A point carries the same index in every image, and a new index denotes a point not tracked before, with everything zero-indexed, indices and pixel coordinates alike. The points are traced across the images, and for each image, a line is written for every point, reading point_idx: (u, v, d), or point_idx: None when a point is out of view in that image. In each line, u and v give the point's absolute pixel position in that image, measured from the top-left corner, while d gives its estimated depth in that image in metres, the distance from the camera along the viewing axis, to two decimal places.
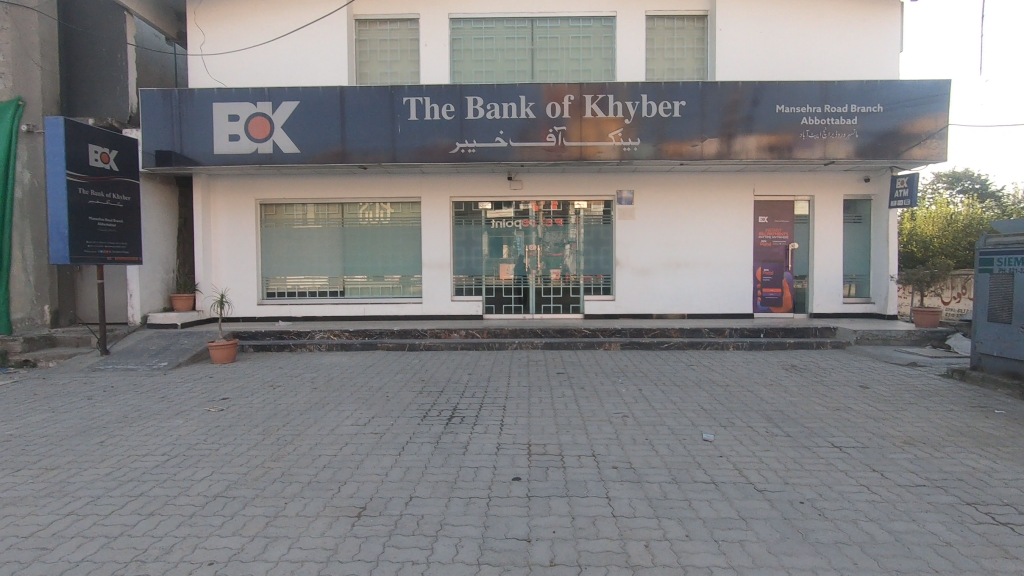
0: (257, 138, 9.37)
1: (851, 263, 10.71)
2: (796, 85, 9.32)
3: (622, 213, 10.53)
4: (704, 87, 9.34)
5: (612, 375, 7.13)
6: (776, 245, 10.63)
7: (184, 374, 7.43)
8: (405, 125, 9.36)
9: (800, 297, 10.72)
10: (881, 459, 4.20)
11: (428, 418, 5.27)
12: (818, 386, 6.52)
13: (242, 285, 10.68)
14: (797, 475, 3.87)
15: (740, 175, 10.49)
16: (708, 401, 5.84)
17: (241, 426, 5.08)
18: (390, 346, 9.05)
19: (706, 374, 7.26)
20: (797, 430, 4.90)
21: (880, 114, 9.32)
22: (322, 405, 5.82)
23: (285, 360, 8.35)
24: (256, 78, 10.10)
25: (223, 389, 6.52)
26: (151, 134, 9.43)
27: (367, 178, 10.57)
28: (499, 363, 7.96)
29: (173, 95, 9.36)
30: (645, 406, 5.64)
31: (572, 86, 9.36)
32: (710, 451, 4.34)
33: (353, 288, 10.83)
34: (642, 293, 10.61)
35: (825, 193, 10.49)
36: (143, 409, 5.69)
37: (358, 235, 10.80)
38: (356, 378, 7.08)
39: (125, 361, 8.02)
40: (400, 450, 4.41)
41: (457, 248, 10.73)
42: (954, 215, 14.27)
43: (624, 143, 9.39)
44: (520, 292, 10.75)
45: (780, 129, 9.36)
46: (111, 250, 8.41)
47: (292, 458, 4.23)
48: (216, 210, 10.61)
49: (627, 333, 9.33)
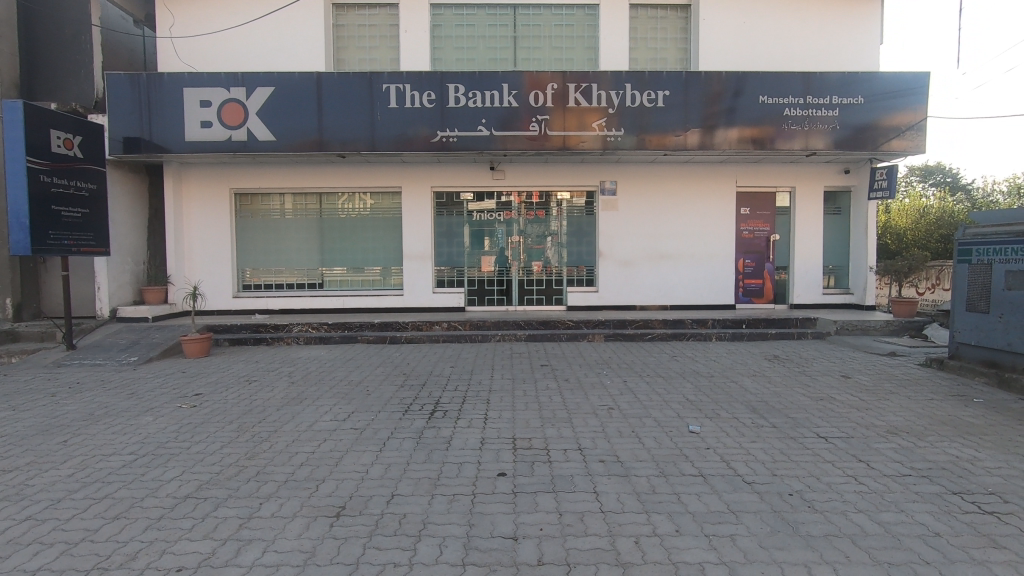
0: (230, 125, 9.06)
1: (831, 254, 10.80)
2: (778, 76, 9.31)
3: (605, 204, 10.46)
4: (688, 77, 9.28)
5: (596, 367, 7.06)
6: (757, 236, 10.68)
7: (155, 369, 7.16)
8: (384, 113, 9.13)
9: (781, 289, 10.79)
10: (866, 449, 4.19)
11: (410, 412, 5.13)
12: (801, 376, 6.54)
13: (217, 278, 10.36)
14: (785, 466, 3.84)
15: (722, 166, 10.49)
16: (693, 393, 5.80)
17: (214, 423, 4.89)
18: (370, 339, 8.88)
19: (690, 365, 7.24)
20: (782, 420, 4.88)
21: (861, 106, 9.36)
22: (299, 400, 5.64)
23: (262, 354, 8.11)
24: (229, 63, 9.76)
25: (195, 385, 6.29)
26: (118, 120, 9.04)
27: (345, 167, 10.31)
28: (482, 356, 7.84)
29: (141, 79, 8.99)
30: (631, 398, 5.58)
31: (555, 75, 9.22)
32: (697, 443, 4.29)
33: (331, 280, 10.59)
34: (625, 284, 10.57)
35: (806, 184, 10.55)
36: (110, 407, 5.45)
37: (337, 226, 10.55)
38: (335, 372, 6.91)
39: (93, 356, 7.70)
40: (381, 446, 4.27)
41: (438, 240, 10.55)
42: (927, 208, 14.52)
43: (608, 133, 9.30)
44: (502, 284, 10.63)
45: (762, 120, 9.35)
46: (76, 241, 8.06)
47: (268, 456, 4.07)
48: (188, 199, 10.27)
49: (611, 325, 9.28)
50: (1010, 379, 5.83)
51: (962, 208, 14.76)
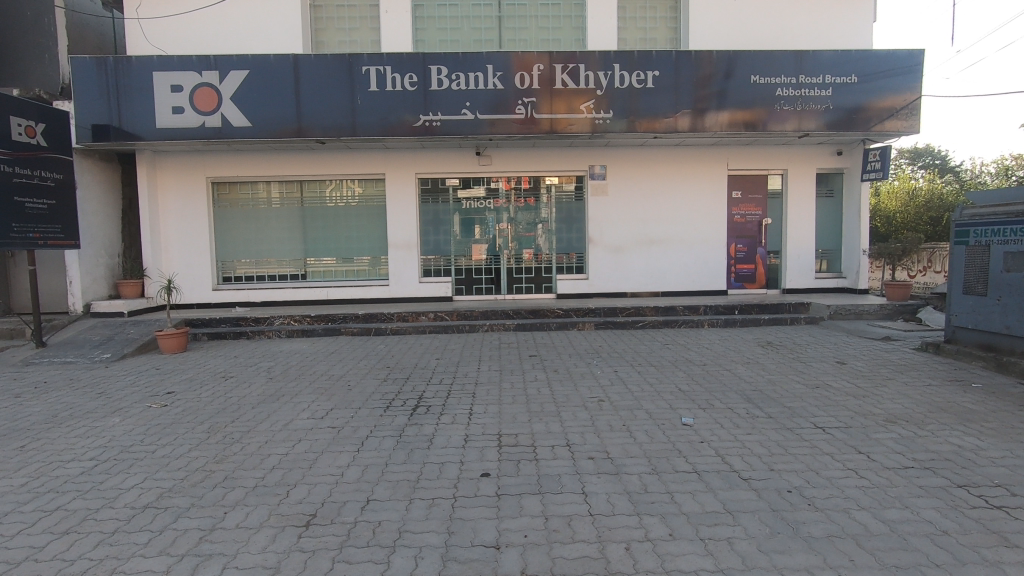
0: (204, 111, 8.70)
1: (823, 238, 10.66)
2: (770, 55, 9.06)
3: (595, 189, 10.21)
4: (678, 57, 9.01)
5: (586, 357, 6.87)
6: (749, 220, 10.50)
7: (128, 366, 6.87)
8: (365, 97, 8.79)
9: (773, 273, 10.64)
10: (866, 440, 4.02)
11: (392, 408, 4.91)
12: (796, 363, 6.38)
13: (195, 270, 10.04)
14: (782, 460, 3.66)
15: (714, 149, 10.26)
16: (686, 382, 5.62)
17: (185, 424, 4.64)
18: (354, 331, 8.64)
19: (682, 353, 7.07)
20: (778, 410, 4.71)
21: (855, 85, 9.15)
22: (277, 397, 5.39)
23: (241, 348, 7.83)
24: (201, 45, 9.35)
25: (168, 382, 6.02)
26: (84, 106, 8.64)
27: (326, 154, 9.98)
28: (469, 346, 7.63)
29: (108, 63, 8.58)
30: (622, 389, 5.39)
31: (541, 55, 8.91)
32: (691, 437, 4.10)
33: (315, 271, 10.31)
34: (616, 271, 10.36)
35: (798, 166, 10.35)
36: (76, 408, 5.18)
37: (319, 215, 10.24)
38: (316, 366, 6.66)
39: (63, 353, 7.39)
40: (358, 446, 4.05)
41: (424, 228, 10.27)
42: (916, 190, 14.44)
43: (596, 116, 9.03)
44: (491, 273, 10.39)
45: (754, 101, 9.12)
46: (42, 234, 7.72)
47: (238, 459, 3.83)
48: (163, 189, 9.90)
49: (602, 313, 9.08)
50: (1008, 363, 5.69)
51: (951, 189, 14.68)
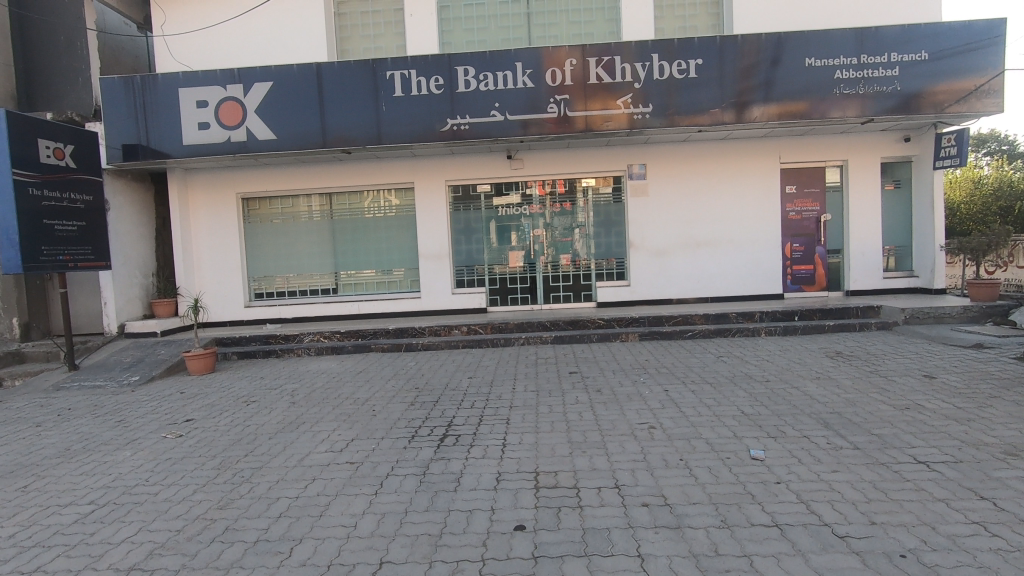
0: (229, 125, 8.53)
1: (891, 234, 9.69)
2: (827, 34, 8.25)
3: (634, 189, 9.57)
4: (722, 42, 8.31)
5: (632, 374, 6.24)
6: (806, 217, 9.64)
7: (154, 390, 6.66)
8: (390, 103, 8.45)
9: (834, 274, 9.74)
10: (986, 481, 3.29)
11: (418, 439, 4.44)
12: (875, 378, 5.59)
13: (227, 288, 9.91)
14: (884, 511, 2.98)
15: (764, 141, 9.47)
16: (749, 404, 4.93)
17: (196, 458, 4.28)
18: (385, 348, 8.26)
19: (741, 367, 6.35)
20: (865, 440, 3.99)
21: (925, 63, 8.24)
22: (297, 425, 5.00)
23: (269, 368, 7.56)
24: (228, 59, 9.23)
25: (189, 409, 5.74)
26: (113, 126, 8.60)
27: (354, 164, 9.70)
28: (504, 363, 7.12)
29: (136, 81, 8.54)
30: (675, 413, 4.76)
31: (573, 50, 8.38)
32: (764, 476, 3.45)
33: (346, 285, 10.02)
34: (660, 277, 9.67)
35: (860, 156, 9.44)
36: (92, 439, 4.92)
37: (349, 228, 9.96)
38: (342, 388, 6.27)
39: (93, 377, 7.27)
40: (378, 487, 3.58)
41: (456, 237, 9.84)
42: (981, 179, 13.16)
43: (634, 111, 8.41)
44: (527, 282, 9.87)
45: (811, 86, 8.30)
46: (72, 256, 7.67)
47: (242, 505, 3.41)
48: (194, 207, 9.82)
49: (646, 322, 8.41)
50: None
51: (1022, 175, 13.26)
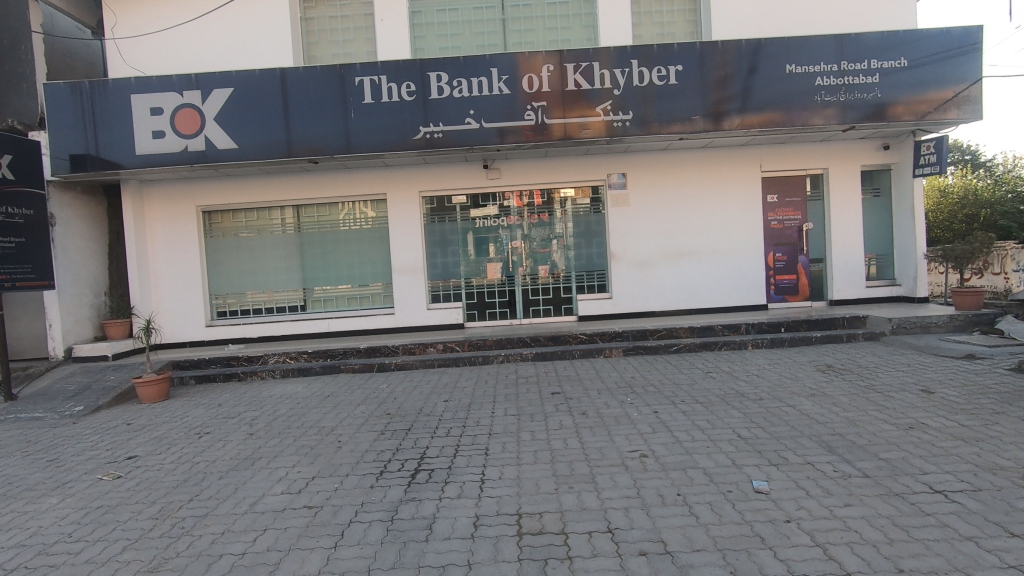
0: (186, 134, 8.02)
1: (872, 242, 9.59)
2: (807, 41, 8.14)
3: (615, 199, 9.30)
4: (702, 48, 8.13)
5: (618, 393, 5.88)
6: (788, 226, 9.49)
7: (98, 421, 6.08)
8: (359, 110, 8.04)
9: (817, 284, 9.59)
10: (1013, 513, 2.99)
11: (387, 476, 3.99)
12: (872, 394, 5.33)
13: (187, 307, 9.30)
14: (910, 554, 2.65)
15: (744, 149, 9.32)
16: (745, 426, 4.60)
17: (131, 505, 3.77)
18: (356, 368, 7.78)
19: (730, 383, 6.05)
20: (874, 466, 3.68)
21: (904, 69, 8.17)
22: (252, 461, 4.51)
23: (229, 393, 7.00)
24: (186, 64, 8.72)
25: (134, 443, 5.18)
26: (59, 134, 8.01)
27: (322, 175, 9.24)
28: (482, 383, 6.69)
29: (84, 87, 7.98)
30: (668, 438, 4.40)
31: (550, 55, 8.10)
32: (772, 514, 3.10)
33: (315, 301, 9.51)
34: (643, 289, 9.39)
35: (840, 164, 9.35)
36: (15, 483, 4.35)
37: (317, 241, 9.48)
38: (307, 415, 5.77)
39: (32, 408, 6.63)
40: (338, 538, 3.13)
41: (431, 250, 9.43)
42: (947, 187, 13.25)
43: (613, 118, 8.15)
44: (505, 295, 9.50)
45: (792, 93, 8.16)
46: (11, 276, 7.08)
47: (177, 567, 2.93)
48: (151, 221, 9.22)
49: (630, 336, 8.09)
50: None
51: (986, 182, 13.39)
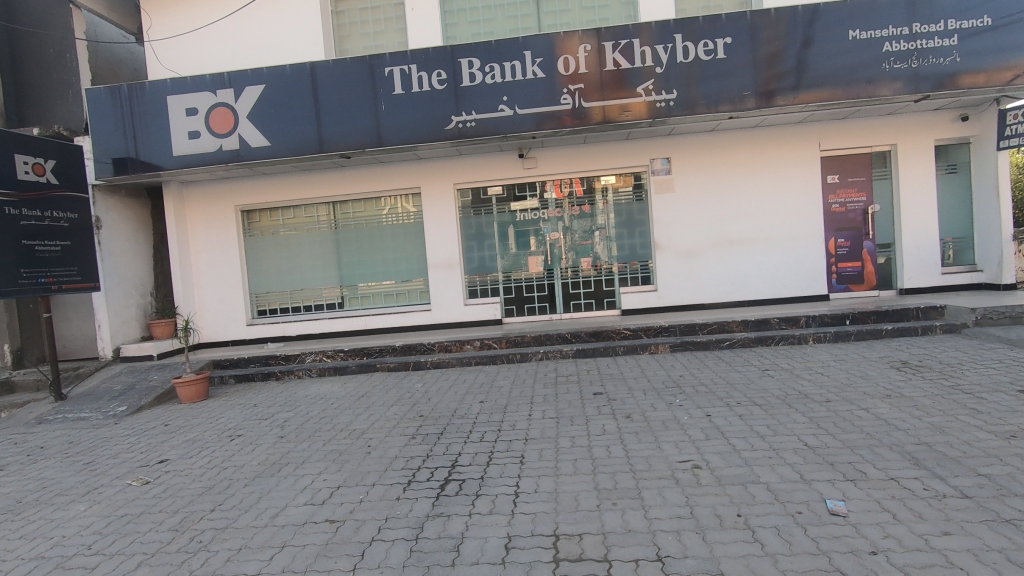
0: (220, 133, 8.00)
1: (949, 224, 8.70)
2: (873, 3, 7.37)
3: (658, 186, 8.77)
4: (753, 18, 7.48)
5: (665, 394, 5.44)
6: (851, 209, 8.72)
7: (139, 422, 6.10)
8: (390, 101, 7.82)
9: (885, 271, 8.79)
10: None
11: (415, 487, 3.71)
12: (959, 395, 4.69)
13: (228, 306, 9.38)
14: None
15: (800, 126, 8.60)
16: (812, 433, 4.09)
17: (154, 515, 3.63)
18: (392, 367, 7.60)
19: (792, 382, 5.51)
20: (973, 484, 3.14)
21: (988, 29, 7.30)
22: (279, 467, 4.33)
23: (265, 394, 6.93)
24: (221, 63, 8.73)
25: (167, 446, 5.13)
26: (101, 138, 8.15)
27: (356, 170, 9.10)
28: (520, 383, 6.36)
29: (123, 90, 8.09)
30: (723, 447, 3.95)
31: (587, 34, 7.64)
32: (853, 543, 2.65)
33: (352, 299, 9.41)
34: (691, 280, 8.84)
35: (911, 139, 8.50)
36: (51, 487, 4.33)
37: (354, 238, 9.36)
38: (339, 417, 5.60)
39: (79, 408, 6.76)
40: (358, 559, 2.87)
41: (467, 243, 9.15)
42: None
43: (655, 98, 7.63)
44: (545, 289, 9.13)
45: (855, 61, 7.42)
46: (56, 278, 7.22)
47: None
48: (192, 221, 9.32)
49: (678, 331, 7.59)
50: None
51: None
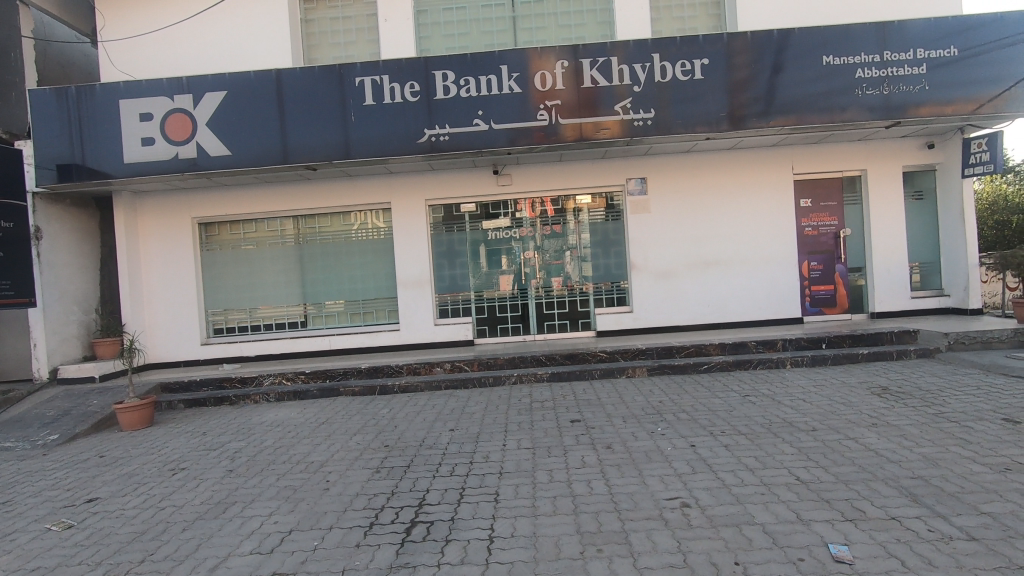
0: (176, 141, 7.54)
1: (916, 249, 8.82)
2: (846, 30, 7.47)
3: (634, 206, 8.65)
4: (730, 41, 7.48)
5: (647, 421, 5.17)
6: (823, 233, 8.76)
7: (71, 453, 5.52)
8: (360, 112, 7.51)
9: (856, 295, 8.83)
10: None
11: (377, 531, 3.32)
12: (945, 423, 4.57)
13: (181, 324, 8.78)
14: None
15: (773, 150, 8.63)
16: (803, 466, 3.88)
17: (70, 568, 3.14)
18: (356, 391, 7.16)
19: (774, 408, 5.33)
20: (978, 525, 2.94)
21: (954, 59, 7.46)
22: (224, 507, 3.88)
23: (216, 420, 6.40)
24: (181, 68, 8.29)
25: (99, 482, 4.60)
26: (44, 142, 7.57)
27: (323, 183, 8.72)
28: (493, 409, 6.01)
29: (70, 93, 7.57)
30: (712, 481, 3.70)
31: (563, 51, 7.51)
32: None
33: (316, 317, 8.95)
34: (666, 302, 8.69)
35: (880, 165, 8.61)
36: None
37: (318, 253, 8.93)
38: (296, 448, 5.14)
39: (4, 437, 6.11)
40: None
41: (438, 261, 8.83)
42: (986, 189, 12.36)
43: (631, 117, 7.52)
44: (518, 310, 8.85)
45: (829, 87, 7.48)
46: None
47: None
48: (144, 234, 8.74)
49: (655, 354, 7.39)
50: None
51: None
